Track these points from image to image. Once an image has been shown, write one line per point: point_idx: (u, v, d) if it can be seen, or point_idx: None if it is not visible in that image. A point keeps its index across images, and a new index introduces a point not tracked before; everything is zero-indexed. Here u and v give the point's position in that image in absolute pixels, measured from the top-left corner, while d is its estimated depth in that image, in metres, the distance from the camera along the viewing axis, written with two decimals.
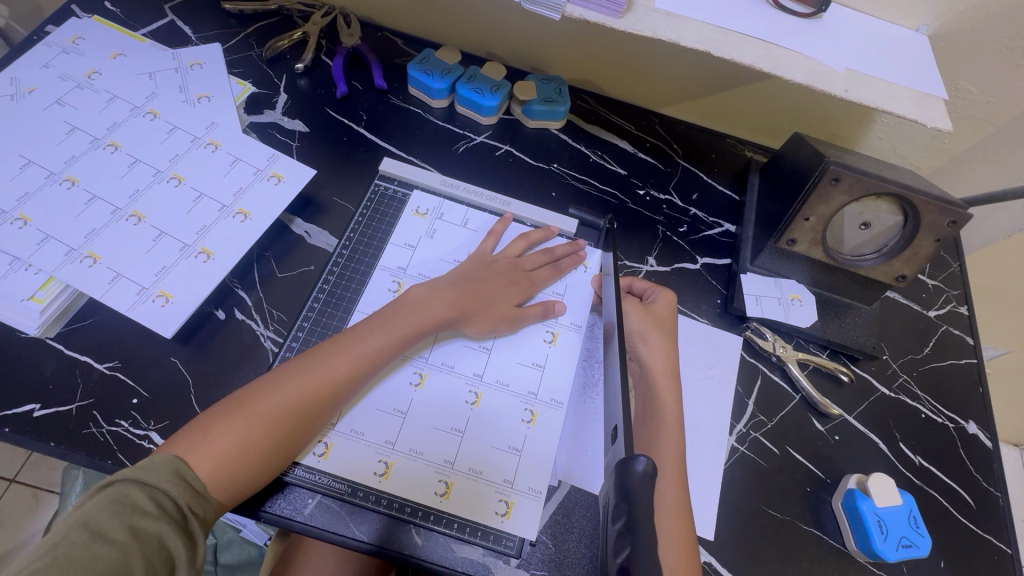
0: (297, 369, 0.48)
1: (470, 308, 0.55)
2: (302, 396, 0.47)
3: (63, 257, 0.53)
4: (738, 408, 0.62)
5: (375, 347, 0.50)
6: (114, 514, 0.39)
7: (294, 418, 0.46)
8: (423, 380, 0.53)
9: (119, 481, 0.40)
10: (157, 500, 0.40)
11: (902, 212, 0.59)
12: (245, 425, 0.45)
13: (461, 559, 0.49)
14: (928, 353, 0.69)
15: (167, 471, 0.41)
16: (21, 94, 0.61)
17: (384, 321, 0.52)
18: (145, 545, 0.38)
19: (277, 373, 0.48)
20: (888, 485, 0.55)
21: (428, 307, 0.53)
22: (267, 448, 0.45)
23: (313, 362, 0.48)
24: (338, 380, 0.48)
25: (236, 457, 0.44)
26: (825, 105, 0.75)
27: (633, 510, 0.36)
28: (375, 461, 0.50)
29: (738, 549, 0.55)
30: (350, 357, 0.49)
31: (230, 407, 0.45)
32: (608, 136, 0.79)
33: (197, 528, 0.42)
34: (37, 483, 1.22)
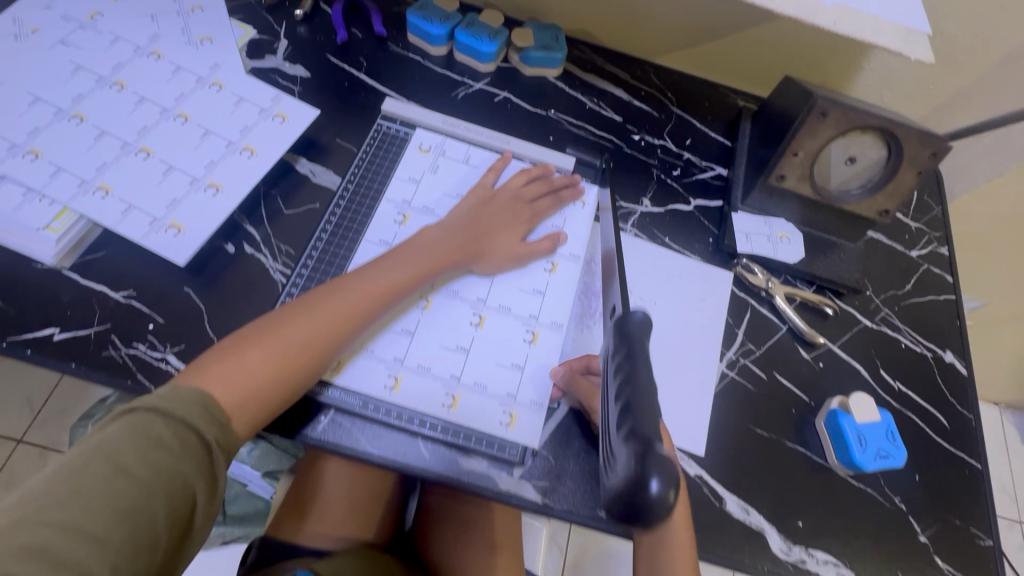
0: (315, 306, 0.50)
1: (474, 242, 0.58)
2: (317, 331, 0.49)
3: (76, 188, 0.55)
4: (728, 337, 0.65)
5: (388, 284, 0.53)
6: (137, 448, 0.39)
7: (315, 352, 0.48)
8: (430, 304, 0.56)
9: (144, 412, 0.41)
10: (180, 436, 0.41)
11: (886, 146, 0.61)
12: (270, 357, 0.47)
13: (466, 471, 0.52)
14: (910, 290, 0.72)
15: (192, 403, 0.43)
16: (24, 34, 0.62)
17: (395, 259, 0.54)
18: (167, 484, 0.39)
19: (293, 308, 0.50)
20: (867, 403, 0.59)
21: (435, 245, 0.56)
22: (291, 380, 0.48)
23: (326, 298, 0.50)
24: (354, 315, 0.51)
25: (263, 388, 0.46)
26: (816, 52, 0.77)
27: (632, 346, 0.41)
28: (385, 375, 0.52)
29: (728, 464, 0.58)
30: (365, 292, 0.51)
31: (248, 340, 0.47)
32: (604, 84, 0.80)
33: (221, 463, 0.43)
34: (46, 443, 1.22)
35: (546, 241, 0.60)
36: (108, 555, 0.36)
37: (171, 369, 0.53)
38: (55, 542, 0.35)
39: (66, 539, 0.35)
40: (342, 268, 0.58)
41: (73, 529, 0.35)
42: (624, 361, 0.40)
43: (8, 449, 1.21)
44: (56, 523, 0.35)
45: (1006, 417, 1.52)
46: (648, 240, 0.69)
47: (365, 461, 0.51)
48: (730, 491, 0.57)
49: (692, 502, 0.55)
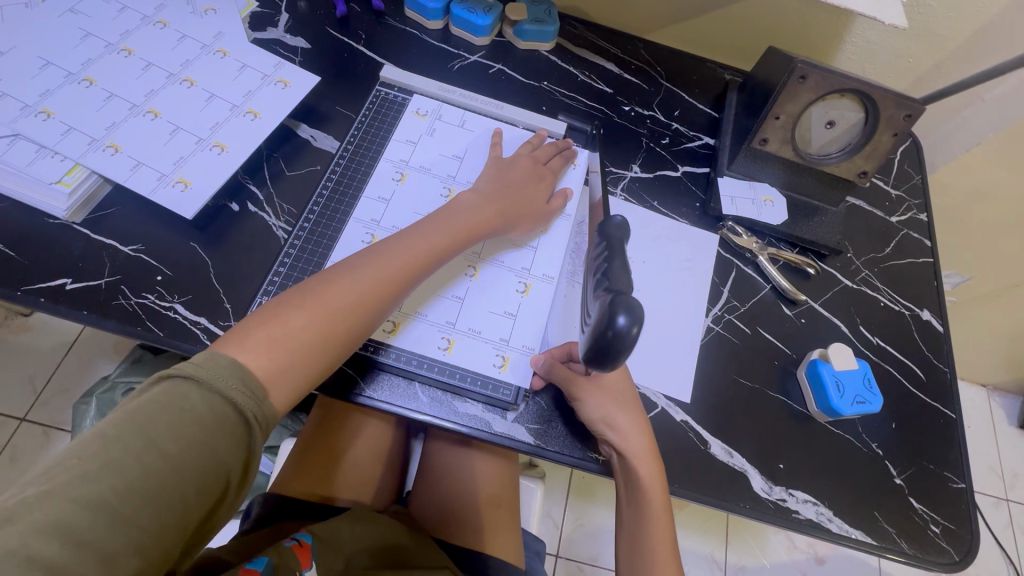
0: (353, 272, 0.50)
1: (499, 207, 0.59)
2: (356, 295, 0.49)
3: (87, 146, 0.57)
4: (715, 294, 0.67)
5: (422, 251, 0.53)
6: (171, 420, 0.38)
7: (355, 318, 0.49)
8: None
9: (181, 381, 0.40)
10: (216, 410, 0.40)
11: (863, 109, 0.64)
12: (311, 322, 0.47)
13: (461, 413, 0.54)
14: (890, 252, 0.75)
15: (233, 372, 0.41)
16: (34, 2, 0.64)
17: (427, 226, 0.54)
18: (200, 460, 0.38)
19: (331, 274, 0.50)
20: (846, 353, 0.62)
21: (464, 213, 0.57)
22: (330, 346, 0.48)
23: (364, 265, 0.50)
24: (392, 281, 0.51)
25: (304, 354, 0.46)
26: (800, 27, 0.79)
27: (610, 244, 0.47)
28: (385, 320, 0.55)
29: (713, 411, 0.60)
30: (401, 258, 0.52)
31: (286, 305, 0.47)
32: (595, 58, 0.82)
33: (257, 439, 0.42)
34: (48, 421, 1.21)
35: (557, 203, 0.63)
36: (133, 535, 0.35)
37: (178, 316, 0.55)
38: (79, 520, 0.33)
39: (90, 516, 0.34)
40: (342, 223, 0.61)
41: (98, 503, 0.34)
42: (605, 250, 0.47)
43: (9, 429, 1.19)
44: (82, 497, 0.34)
45: (994, 400, 1.55)
46: (638, 204, 0.71)
47: (367, 404, 0.53)
48: (714, 436, 0.59)
49: (677, 445, 0.58)
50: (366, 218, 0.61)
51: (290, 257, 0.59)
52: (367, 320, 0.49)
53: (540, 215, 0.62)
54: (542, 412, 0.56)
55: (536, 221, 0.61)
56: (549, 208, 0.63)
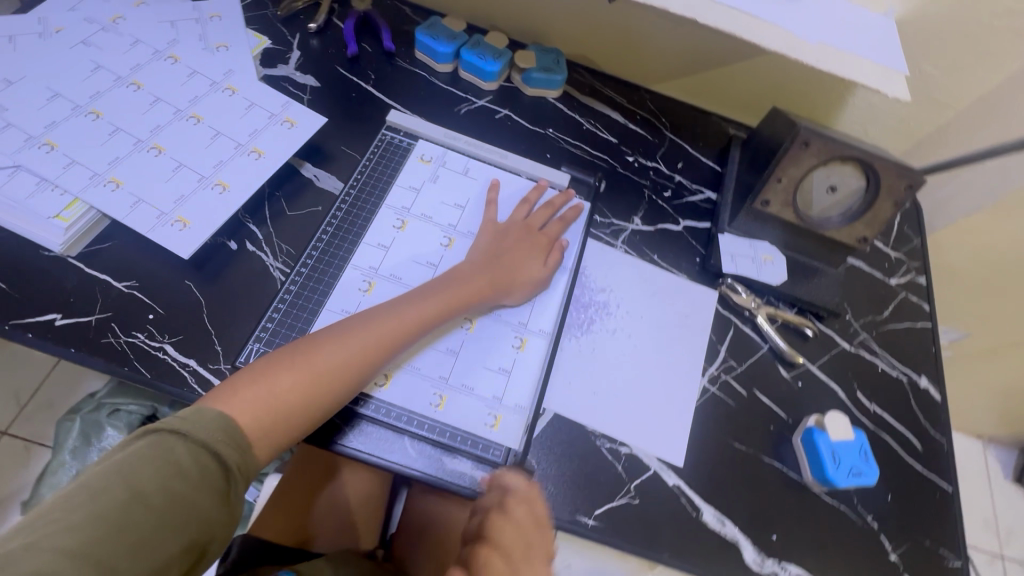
0: (343, 334, 0.50)
1: (496, 274, 0.59)
2: (345, 357, 0.49)
3: (88, 180, 0.57)
4: (711, 352, 0.67)
5: (415, 317, 0.53)
6: (157, 473, 0.38)
7: (343, 380, 0.49)
8: None
9: (169, 434, 0.40)
10: (201, 464, 0.40)
11: (865, 176, 0.64)
12: (298, 382, 0.47)
13: (451, 471, 0.53)
14: (888, 316, 0.74)
15: (218, 425, 0.42)
16: (48, 33, 0.65)
17: (425, 292, 0.56)
18: (183, 511, 0.38)
19: (325, 335, 0.50)
20: (842, 422, 0.61)
21: (459, 280, 0.58)
22: (316, 405, 0.47)
23: (356, 327, 0.51)
24: (384, 343, 0.51)
25: (289, 413, 0.46)
26: (805, 86, 0.80)
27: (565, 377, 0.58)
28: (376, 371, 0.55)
29: (706, 477, 0.59)
30: (395, 322, 0.52)
31: (276, 362, 0.48)
32: (602, 107, 0.83)
33: (240, 492, 0.42)
34: (30, 436, 1.19)
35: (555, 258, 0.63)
36: None
37: (168, 358, 0.54)
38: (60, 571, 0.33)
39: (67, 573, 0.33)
40: (340, 269, 0.60)
41: (81, 555, 0.34)
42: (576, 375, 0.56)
43: None
44: (65, 548, 0.33)
45: (989, 452, 1.53)
46: (638, 257, 0.71)
47: (353, 457, 0.52)
48: (707, 502, 0.58)
49: (667, 510, 0.57)
50: (364, 265, 0.60)
51: (284, 301, 0.58)
52: (356, 382, 0.49)
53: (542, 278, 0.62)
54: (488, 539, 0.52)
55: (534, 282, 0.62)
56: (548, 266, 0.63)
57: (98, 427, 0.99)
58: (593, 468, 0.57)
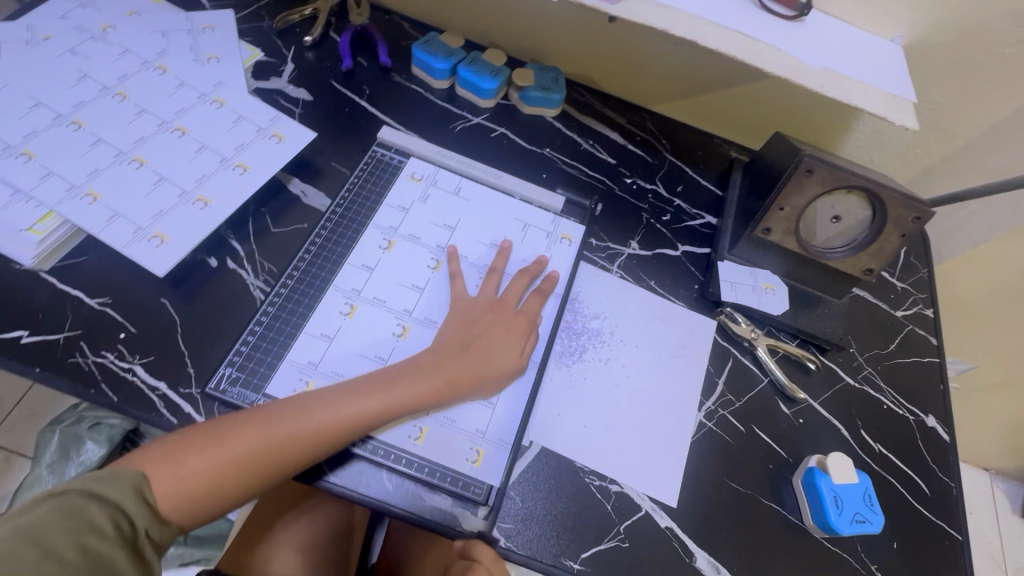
0: (268, 421, 0.47)
1: (461, 366, 0.53)
2: (270, 447, 0.46)
3: (64, 192, 0.55)
4: (708, 385, 0.64)
5: (351, 414, 0.48)
6: (67, 532, 0.39)
7: (264, 467, 0.46)
8: (405, 331, 0.57)
9: (79, 495, 0.41)
10: (115, 521, 0.41)
11: (870, 206, 0.62)
12: (218, 464, 0.45)
13: (430, 507, 0.51)
14: (893, 349, 0.71)
15: (130, 484, 0.43)
16: (35, 40, 0.64)
17: (379, 382, 0.51)
18: (95, 567, 0.39)
19: (261, 415, 0.48)
20: (846, 464, 0.57)
21: (422, 368, 0.52)
22: (234, 487, 0.46)
23: (290, 413, 0.48)
24: (316, 439, 0.47)
25: (204, 494, 0.45)
26: (809, 111, 0.78)
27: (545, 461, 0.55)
28: None
29: (700, 519, 0.56)
30: (335, 416, 0.48)
31: (204, 437, 0.46)
32: (600, 127, 0.81)
33: (149, 550, 0.43)
34: (12, 446, 1.13)
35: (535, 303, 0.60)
36: None
37: (137, 380, 0.52)
38: None
39: None
40: (321, 290, 0.58)
41: None
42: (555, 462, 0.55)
43: None
44: None
45: (997, 484, 1.48)
46: (634, 283, 0.69)
47: (331, 491, 0.50)
48: (701, 546, 0.55)
49: (659, 555, 0.54)
50: (347, 287, 0.58)
51: (262, 323, 0.55)
52: (272, 474, 0.47)
53: (512, 369, 0.55)
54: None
55: (511, 372, 0.55)
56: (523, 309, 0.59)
57: (78, 441, 0.95)
58: (582, 507, 0.54)
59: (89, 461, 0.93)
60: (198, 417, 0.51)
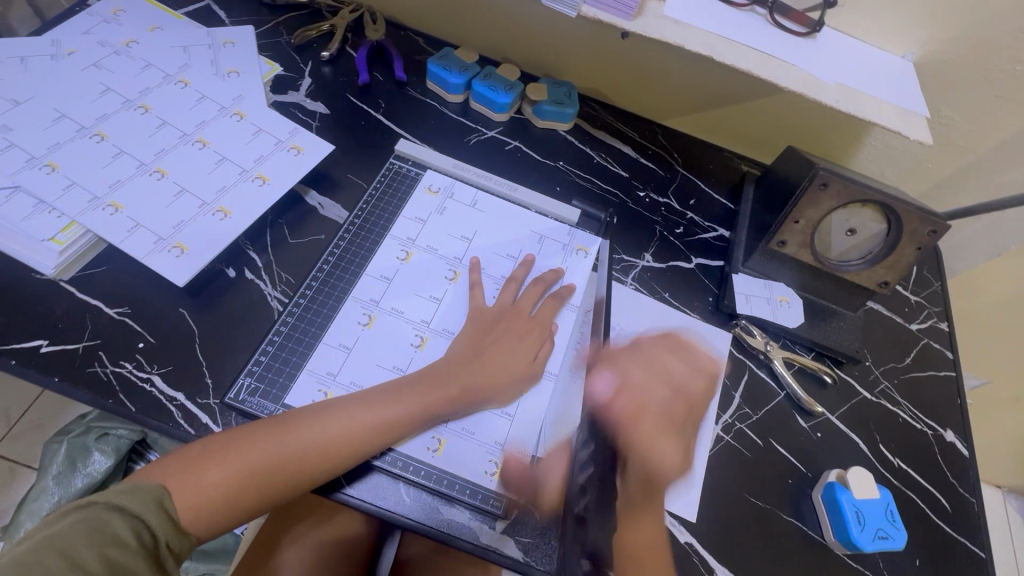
0: (290, 429, 0.47)
1: (476, 376, 0.54)
2: (292, 455, 0.46)
3: (86, 203, 0.56)
4: (725, 399, 0.63)
5: (372, 422, 0.49)
6: (92, 543, 0.39)
7: (285, 476, 0.46)
8: (423, 342, 0.57)
9: (104, 507, 0.40)
10: (137, 533, 0.41)
11: (885, 220, 0.62)
12: (240, 473, 0.45)
13: (448, 521, 0.50)
14: (910, 363, 0.71)
15: (151, 495, 0.42)
16: (60, 55, 0.65)
17: (398, 390, 0.51)
18: None
19: (283, 424, 0.48)
20: (867, 479, 0.57)
21: (439, 377, 0.53)
22: (254, 497, 0.46)
23: (311, 421, 0.48)
24: (338, 448, 0.47)
25: (225, 504, 0.44)
26: (821, 125, 0.79)
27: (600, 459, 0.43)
28: None
29: (720, 535, 0.55)
30: (356, 425, 0.48)
31: (226, 446, 0.46)
32: (613, 141, 0.82)
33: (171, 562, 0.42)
34: (15, 456, 1.12)
35: (549, 309, 0.61)
36: None
37: (154, 390, 0.51)
38: None
39: None
40: (339, 301, 0.58)
41: None
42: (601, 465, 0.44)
43: None
44: None
45: (1009, 502, 1.46)
46: (648, 295, 0.69)
47: (350, 504, 0.50)
48: (721, 562, 0.54)
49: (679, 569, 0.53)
50: (365, 298, 0.58)
51: (280, 334, 0.55)
52: (292, 485, 0.46)
53: (523, 374, 0.56)
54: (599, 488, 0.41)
55: (525, 379, 0.56)
56: (538, 316, 0.60)
57: (85, 452, 0.94)
58: None
59: (97, 473, 0.92)
60: (215, 427, 0.51)
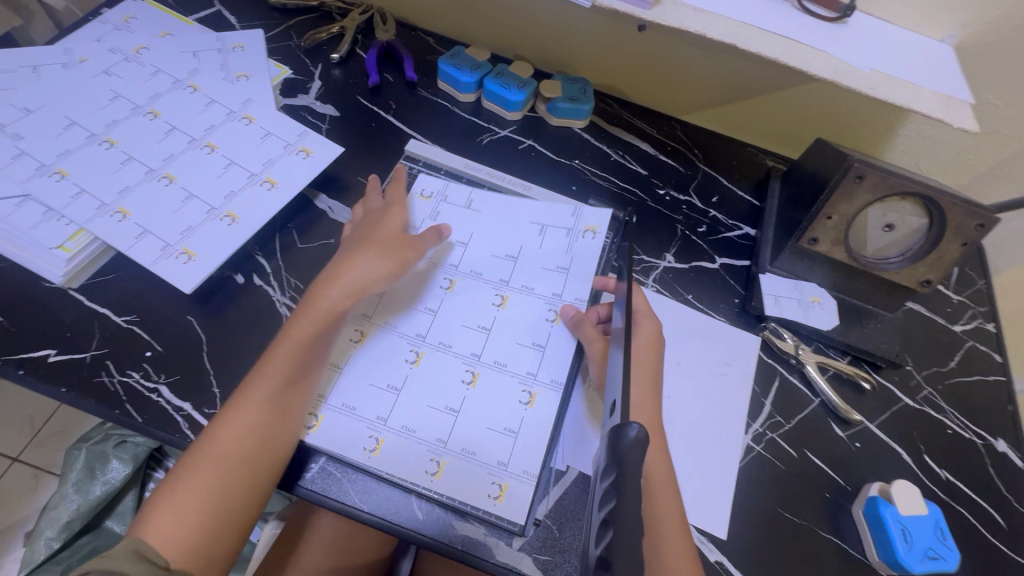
0: (225, 417, 0.46)
1: (344, 279, 0.54)
2: (238, 437, 0.45)
3: (94, 210, 0.55)
4: (755, 406, 0.60)
5: (284, 358, 0.49)
6: None
7: (243, 461, 0.44)
8: (419, 358, 0.54)
9: None
10: None
11: (926, 214, 0.58)
12: (204, 486, 0.43)
13: (462, 536, 0.48)
14: (954, 367, 0.66)
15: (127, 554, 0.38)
16: (72, 63, 0.65)
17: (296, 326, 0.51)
18: None
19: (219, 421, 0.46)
20: (913, 494, 0.53)
21: (322, 292, 0.53)
22: (229, 503, 0.43)
23: (239, 399, 0.47)
24: (270, 400, 0.47)
25: (201, 521, 0.42)
26: (852, 116, 0.74)
27: (621, 475, 0.35)
28: (367, 437, 0.50)
29: (752, 553, 0.52)
30: (274, 373, 0.48)
31: (179, 469, 0.44)
32: (631, 138, 0.79)
33: None
34: (40, 463, 1.12)
35: (396, 191, 0.63)
36: None
37: (161, 401, 0.50)
38: None
39: None
40: None
41: None
42: (611, 472, 0.35)
43: None
44: None
45: None
46: (671, 296, 0.66)
47: (356, 516, 0.48)
48: None
49: None
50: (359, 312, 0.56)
51: None
52: (256, 467, 0.45)
53: (395, 244, 0.57)
54: (618, 485, 0.34)
55: (403, 267, 0.56)
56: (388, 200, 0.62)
57: (104, 459, 0.93)
58: None
59: (115, 481, 0.92)
60: None
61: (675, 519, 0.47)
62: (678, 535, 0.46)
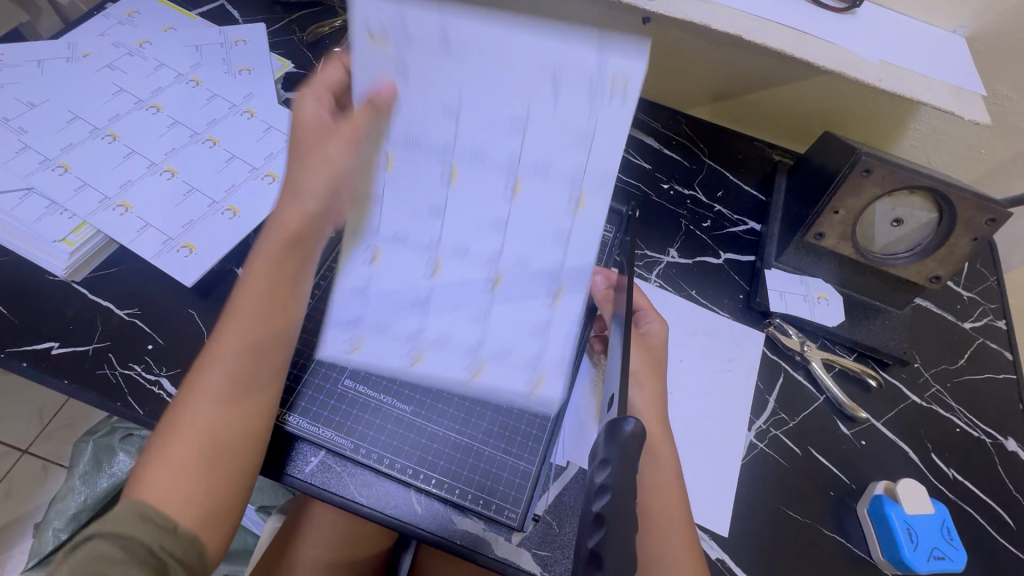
0: (202, 365, 0.44)
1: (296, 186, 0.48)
2: (219, 383, 0.43)
3: (97, 204, 0.55)
4: (759, 403, 0.59)
5: (254, 292, 0.46)
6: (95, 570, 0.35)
7: (228, 403, 0.43)
8: (436, 268, 0.46)
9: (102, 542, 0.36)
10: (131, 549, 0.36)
11: (936, 208, 0.57)
12: (190, 438, 0.41)
13: (460, 531, 0.48)
14: (964, 365, 0.65)
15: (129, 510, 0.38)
16: (75, 57, 0.65)
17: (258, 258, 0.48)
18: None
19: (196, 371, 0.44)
20: (919, 493, 0.52)
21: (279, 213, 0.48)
22: (223, 449, 0.42)
23: (212, 344, 0.45)
24: (246, 339, 0.45)
25: (196, 471, 0.41)
26: (861, 109, 0.73)
27: (616, 472, 0.34)
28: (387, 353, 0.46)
29: (754, 551, 0.51)
30: (246, 311, 0.46)
31: (165, 425, 0.42)
32: (635, 132, 0.79)
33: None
34: (48, 455, 1.13)
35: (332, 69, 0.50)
36: None
37: (162, 394, 0.50)
38: None
39: None
40: None
41: None
42: (605, 466, 0.35)
43: (10, 461, 1.12)
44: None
45: None
46: (674, 291, 0.65)
47: (355, 510, 0.48)
48: None
49: None
50: None
51: None
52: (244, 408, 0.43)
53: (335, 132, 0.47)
54: (613, 481, 0.34)
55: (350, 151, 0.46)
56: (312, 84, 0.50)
57: (111, 452, 0.94)
58: None
59: (121, 473, 0.92)
60: None
61: (677, 516, 0.46)
62: (680, 532, 0.45)
